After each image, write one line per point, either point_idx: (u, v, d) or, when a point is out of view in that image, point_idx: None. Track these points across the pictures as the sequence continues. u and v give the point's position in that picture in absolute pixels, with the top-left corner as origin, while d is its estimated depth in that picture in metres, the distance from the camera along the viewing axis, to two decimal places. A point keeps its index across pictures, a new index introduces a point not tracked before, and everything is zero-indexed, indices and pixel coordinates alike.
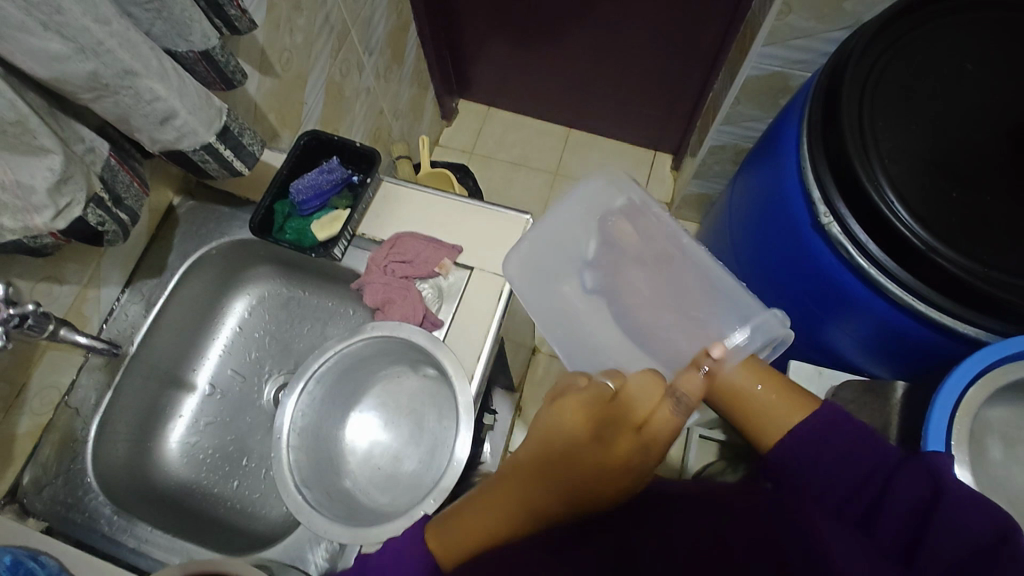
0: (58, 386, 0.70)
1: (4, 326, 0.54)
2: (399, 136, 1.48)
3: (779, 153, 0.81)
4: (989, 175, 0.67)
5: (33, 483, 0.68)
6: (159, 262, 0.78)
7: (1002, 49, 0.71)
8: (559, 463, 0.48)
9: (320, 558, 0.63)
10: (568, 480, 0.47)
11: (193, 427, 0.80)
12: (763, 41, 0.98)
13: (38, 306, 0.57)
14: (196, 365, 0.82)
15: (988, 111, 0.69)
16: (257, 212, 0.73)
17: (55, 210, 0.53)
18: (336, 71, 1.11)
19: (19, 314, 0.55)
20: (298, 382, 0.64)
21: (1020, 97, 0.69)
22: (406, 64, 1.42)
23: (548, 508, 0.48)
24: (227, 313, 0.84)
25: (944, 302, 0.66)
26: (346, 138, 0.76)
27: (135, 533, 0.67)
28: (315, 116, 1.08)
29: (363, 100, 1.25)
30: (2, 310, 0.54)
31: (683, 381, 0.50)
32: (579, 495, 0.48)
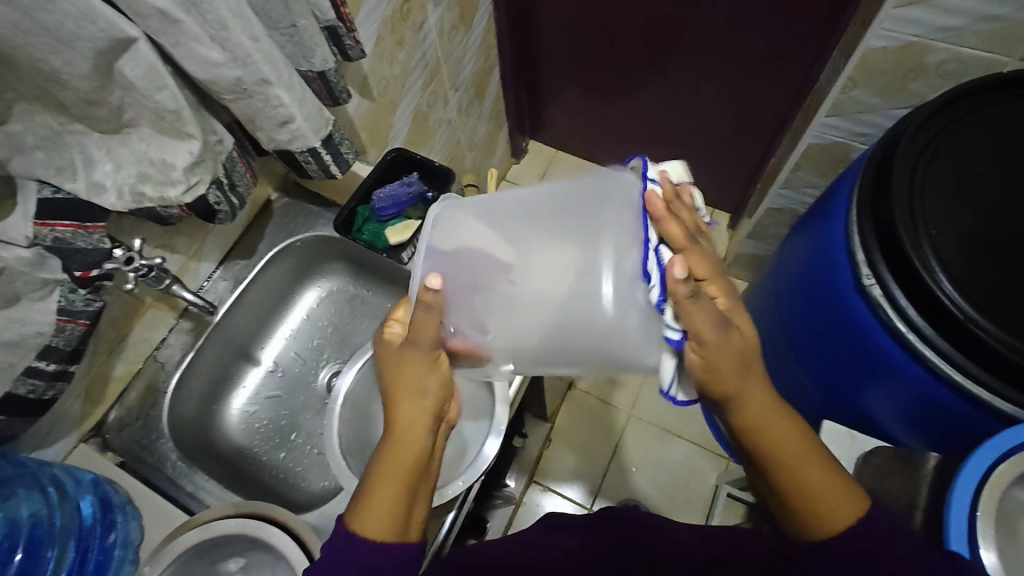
0: (150, 341, 0.80)
1: (136, 273, 0.68)
2: (472, 166, 1.60)
3: (829, 216, 0.84)
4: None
5: (117, 421, 0.77)
6: (251, 247, 0.89)
7: None
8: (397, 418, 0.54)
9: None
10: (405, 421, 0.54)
11: (253, 398, 0.88)
12: (826, 112, 1.03)
13: (161, 263, 0.72)
14: (265, 343, 0.91)
15: None
16: (342, 213, 0.83)
17: (187, 185, 0.64)
18: (424, 102, 1.23)
19: (147, 266, 0.69)
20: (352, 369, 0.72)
21: None
22: (486, 102, 1.55)
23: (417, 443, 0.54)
24: (299, 300, 0.94)
25: (982, 372, 0.67)
26: (428, 157, 0.85)
27: (194, 479, 0.75)
28: (400, 140, 1.19)
29: (444, 130, 1.37)
30: (140, 261, 0.68)
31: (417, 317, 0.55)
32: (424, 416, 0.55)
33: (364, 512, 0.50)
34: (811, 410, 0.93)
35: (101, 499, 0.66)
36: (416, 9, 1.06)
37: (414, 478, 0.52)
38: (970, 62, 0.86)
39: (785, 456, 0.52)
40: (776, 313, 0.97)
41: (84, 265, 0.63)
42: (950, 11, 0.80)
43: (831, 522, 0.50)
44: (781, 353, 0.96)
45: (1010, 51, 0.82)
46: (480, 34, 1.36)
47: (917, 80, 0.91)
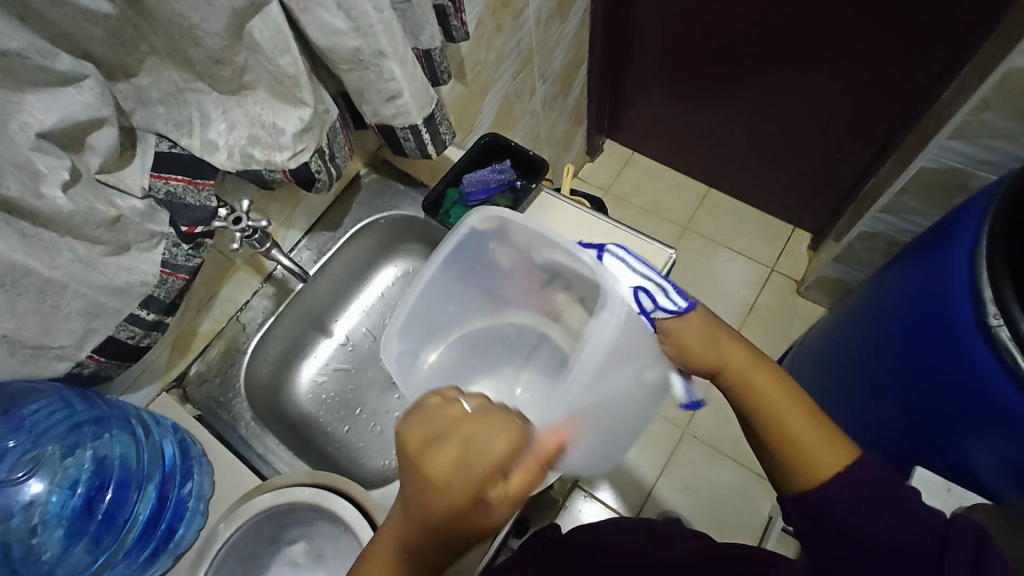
0: (235, 302, 0.82)
1: (242, 234, 0.70)
2: (547, 161, 1.57)
3: (949, 245, 0.78)
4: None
5: (197, 375, 0.79)
6: (337, 219, 0.89)
7: None
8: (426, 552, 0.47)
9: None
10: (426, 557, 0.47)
11: (323, 368, 0.89)
12: (948, 134, 0.95)
13: (266, 226, 0.73)
14: (339, 316, 0.92)
15: None
16: (431, 194, 0.82)
17: (293, 151, 0.64)
18: (512, 90, 1.22)
19: (252, 228, 0.71)
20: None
21: None
22: (570, 97, 1.52)
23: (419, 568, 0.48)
24: (376, 278, 0.94)
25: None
26: (521, 144, 0.84)
27: (264, 442, 0.76)
28: (485, 128, 1.18)
29: (527, 121, 1.35)
30: (247, 221, 0.70)
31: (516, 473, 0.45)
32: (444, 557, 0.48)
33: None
34: (894, 452, 0.87)
35: (180, 449, 0.69)
36: None
37: None
38: None
39: (768, 414, 0.56)
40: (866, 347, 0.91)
41: (191, 221, 0.65)
42: None
43: (814, 473, 0.53)
44: (867, 387, 0.90)
45: None
46: (574, 26, 1.33)
47: None
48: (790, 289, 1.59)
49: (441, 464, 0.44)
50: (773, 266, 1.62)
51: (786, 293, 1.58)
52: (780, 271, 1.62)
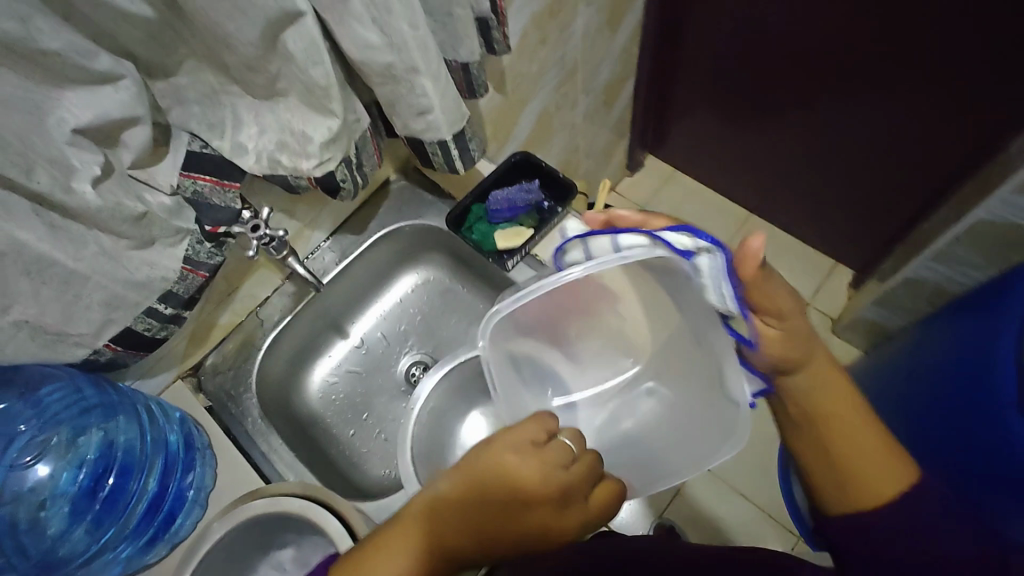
0: (255, 298, 0.83)
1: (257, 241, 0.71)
2: (584, 174, 1.55)
3: (1001, 316, 0.77)
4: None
5: (212, 367, 0.81)
6: (362, 224, 0.90)
7: None
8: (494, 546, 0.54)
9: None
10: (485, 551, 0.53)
11: (335, 369, 0.90)
12: (1011, 188, 0.89)
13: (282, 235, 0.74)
14: (357, 318, 0.92)
15: None
16: (456, 208, 0.82)
17: (319, 160, 0.65)
18: (552, 102, 1.20)
19: (269, 236, 0.72)
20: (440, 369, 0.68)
21: None
22: (613, 111, 1.49)
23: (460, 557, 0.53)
24: (396, 284, 0.94)
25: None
26: (551, 165, 0.82)
27: (268, 441, 0.76)
28: (520, 139, 1.17)
29: (565, 134, 1.33)
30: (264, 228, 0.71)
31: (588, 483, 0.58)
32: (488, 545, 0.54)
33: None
34: None
35: (185, 440, 0.70)
36: (566, 10, 1.03)
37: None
38: None
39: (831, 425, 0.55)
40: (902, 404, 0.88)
41: (215, 221, 0.66)
42: None
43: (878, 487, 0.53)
44: None
45: None
46: (623, 40, 1.30)
47: None
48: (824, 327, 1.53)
49: (524, 460, 0.53)
50: (809, 301, 1.56)
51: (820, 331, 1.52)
52: (815, 307, 1.56)
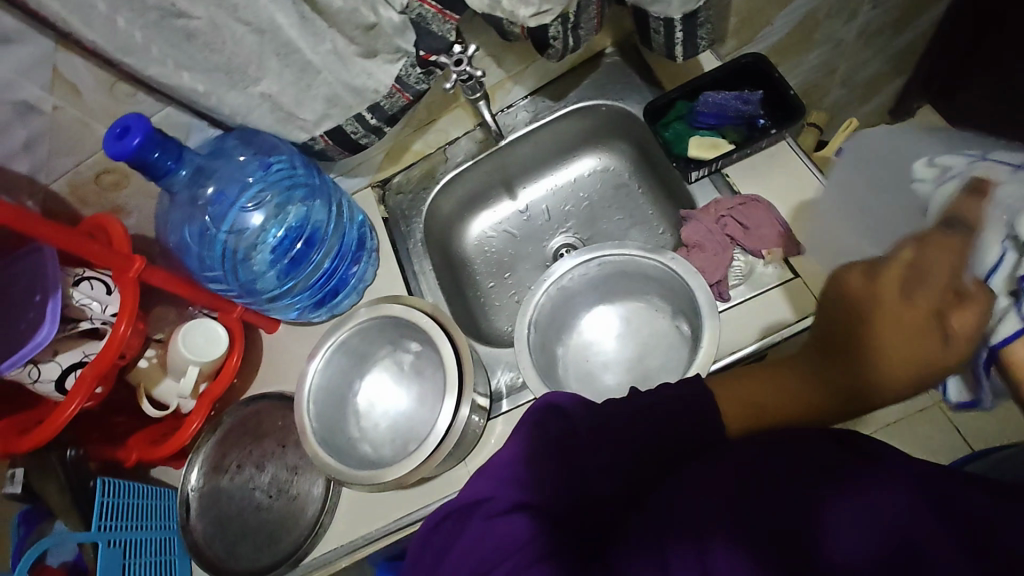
0: (446, 135, 0.89)
1: (457, 78, 0.71)
2: (831, 107, 1.30)
3: None
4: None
5: (397, 185, 0.90)
6: (564, 90, 0.88)
7: None
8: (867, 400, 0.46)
9: (505, 410, 0.71)
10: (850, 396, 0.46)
11: (496, 226, 0.95)
12: None
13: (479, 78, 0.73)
14: (530, 183, 0.95)
15: None
16: (660, 100, 0.76)
17: (536, 10, 0.64)
18: (825, 8, 1.00)
19: (467, 75, 0.71)
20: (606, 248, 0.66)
21: None
22: (901, 37, 1.19)
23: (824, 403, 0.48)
24: (576, 162, 0.93)
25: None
26: (785, 78, 0.71)
27: (420, 263, 0.86)
28: (769, 44, 1.01)
29: (826, 50, 1.11)
30: (465, 68, 0.70)
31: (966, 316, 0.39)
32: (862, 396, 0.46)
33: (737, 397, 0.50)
34: None
35: (358, 239, 0.81)
36: None
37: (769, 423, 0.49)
38: None
39: None
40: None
41: (428, 49, 0.68)
42: None
43: None
44: None
45: None
46: None
47: None
48: None
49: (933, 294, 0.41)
50: None
51: None
52: None
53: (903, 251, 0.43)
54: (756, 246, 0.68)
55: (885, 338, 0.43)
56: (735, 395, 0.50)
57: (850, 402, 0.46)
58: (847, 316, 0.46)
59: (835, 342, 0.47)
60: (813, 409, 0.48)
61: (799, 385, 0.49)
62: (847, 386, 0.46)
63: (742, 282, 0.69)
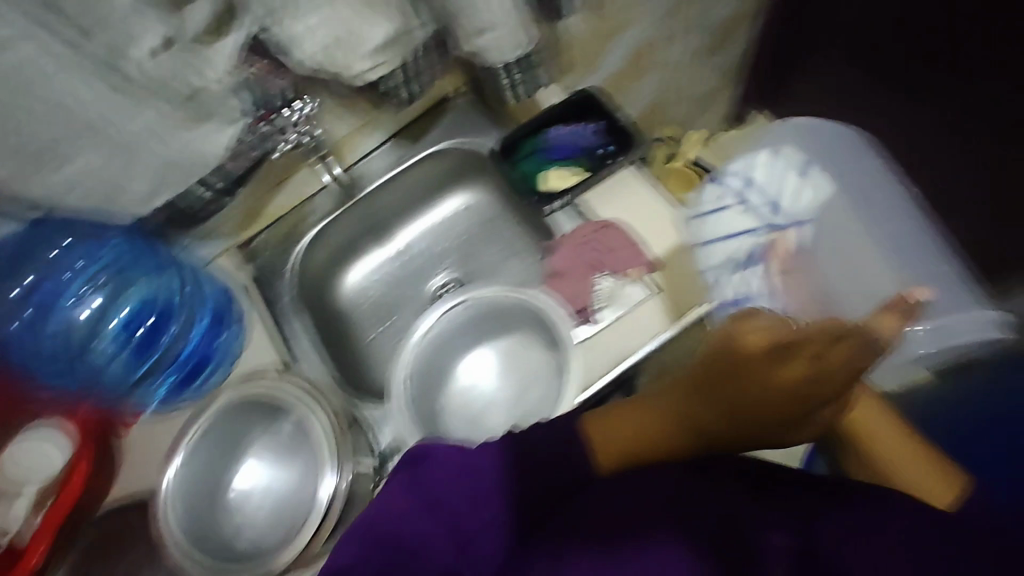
0: (305, 189, 0.86)
1: (296, 140, 0.75)
2: (676, 122, 1.43)
3: None
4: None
5: (262, 245, 0.84)
6: (420, 133, 0.88)
7: None
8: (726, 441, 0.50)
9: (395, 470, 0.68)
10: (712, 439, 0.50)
11: (372, 274, 0.92)
12: None
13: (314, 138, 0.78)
14: (401, 227, 0.93)
15: None
16: (509, 138, 0.79)
17: (372, 65, 0.63)
18: (652, 37, 1.10)
19: (301, 138, 0.75)
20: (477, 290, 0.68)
21: None
22: (723, 55, 1.34)
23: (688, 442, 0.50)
24: (444, 202, 0.93)
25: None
26: (619, 110, 0.77)
27: (293, 325, 0.81)
28: (608, 72, 1.08)
29: (662, 73, 1.22)
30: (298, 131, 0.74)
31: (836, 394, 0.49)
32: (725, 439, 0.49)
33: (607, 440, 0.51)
34: None
35: (217, 312, 0.76)
36: None
37: (636, 455, 0.50)
38: None
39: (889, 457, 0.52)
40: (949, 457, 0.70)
41: (265, 108, 0.69)
42: None
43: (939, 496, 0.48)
44: None
45: None
46: None
47: None
48: None
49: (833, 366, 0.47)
50: None
51: None
52: None
53: (813, 340, 0.46)
54: (613, 268, 0.72)
55: (779, 404, 0.47)
56: (610, 441, 0.50)
57: (707, 447, 0.50)
58: (757, 376, 0.47)
59: (709, 392, 0.49)
60: (678, 454, 0.51)
61: (664, 426, 0.51)
62: (710, 432, 0.49)
63: (608, 303, 0.72)
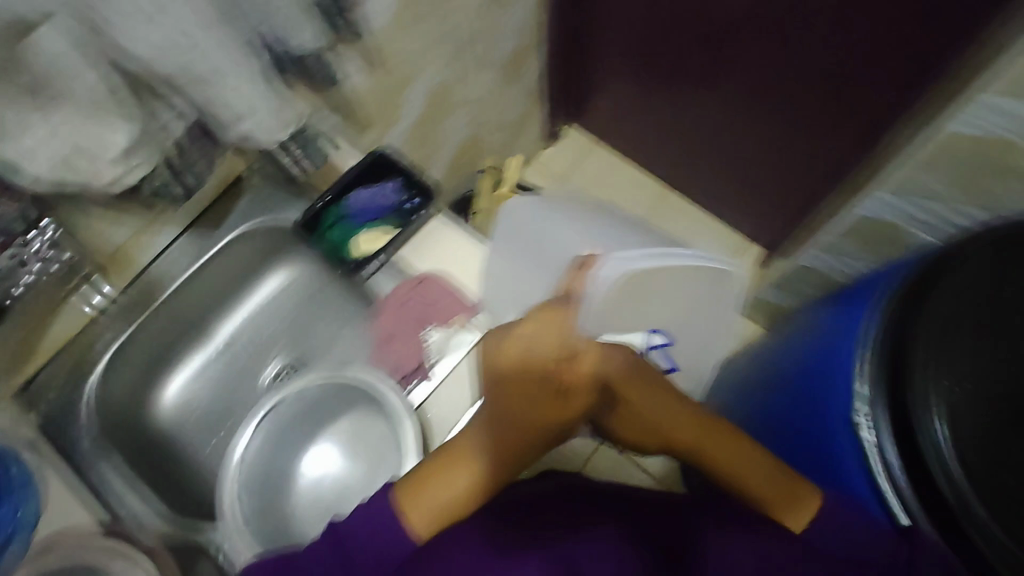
0: (89, 309, 0.76)
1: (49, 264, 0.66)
2: (495, 149, 1.49)
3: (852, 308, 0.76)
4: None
5: (43, 382, 0.73)
6: (216, 221, 0.82)
7: None
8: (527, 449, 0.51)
9: None
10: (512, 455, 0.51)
11: (194, 379, 0.85)
12: (887, 188, 0.88)
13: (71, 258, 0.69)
14: (219, 321, 0.88)
15: None
16: (308, 213, 0.77)
17: (120, 169, 0.59)
18: (447, 79, 1.12)
19: (53, 260, 0.66)
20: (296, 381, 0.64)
21: None
22: (523, 83, 1.41)
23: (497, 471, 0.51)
24: (261, 286, 0.88)
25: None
26: (410, 164, 0.78)
27: (103, 466, 0.72)
28: (411, 120, 1.09)
29: (466, 110, 1.26)
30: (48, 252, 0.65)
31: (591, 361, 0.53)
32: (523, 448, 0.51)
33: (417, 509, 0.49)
34: None
35: None
36: None
37: (457, 510, 0.49)
38: None
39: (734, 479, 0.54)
40: (750, 416, 0.91)
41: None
42: None
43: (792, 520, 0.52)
44: None
45: None
46: (524, 10, 1.22)
47: (997, 180, 0.77)
48: None
49: (546, 346, 0.52)
50: None
51: None
52: None
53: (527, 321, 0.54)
54: (438, 319, 0.73)
55: (534, 389, 0.51)
56: (430, 507, 0.49)
57: (516, 464, 0.51)
58: (505, 378, 0.51)
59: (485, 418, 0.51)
60: (493, 482, 0.50)
61: (470, 475, 0.50)
62: (506, 449, 0.50)
63: (442, 356, 0.71)
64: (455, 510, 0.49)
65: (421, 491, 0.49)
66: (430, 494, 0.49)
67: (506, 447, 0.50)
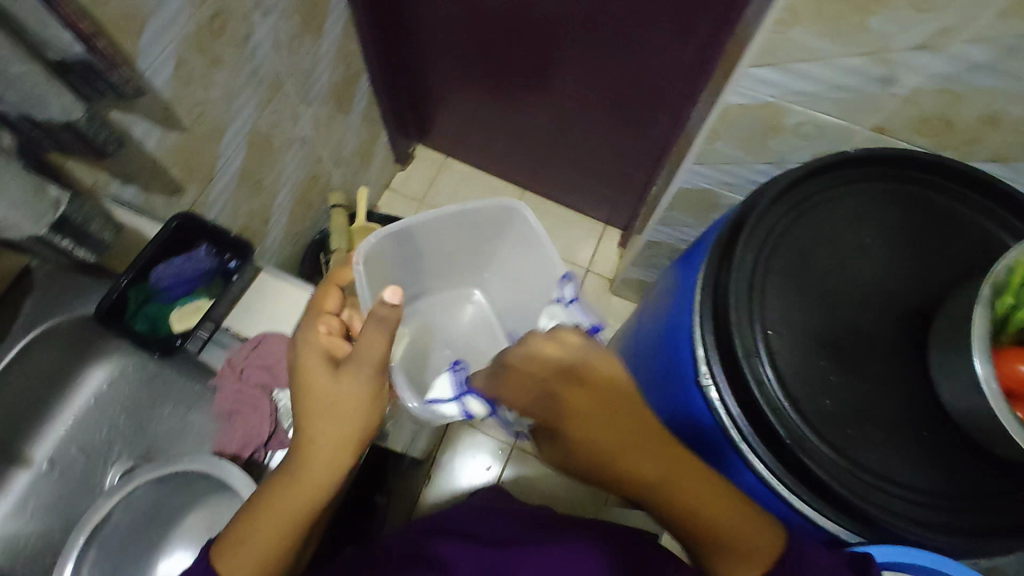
0: None
1: None
2: (340, 183, 1.45)
3: (684, 278, 0.81)
4: (874, 371, 0.68)
5: None
6: None
7: (903, 238, 0.74)
8: (331, 457, 0.56)
9: None
10: (320, 468, 0.55)
11: (18, 511, 0.70)
12: (694, 159, 0.96)
13: None
14: (35, 437, 0.73)
15: (863, 300, 0.71)
16: (106, 299, 0.68)
17: None
18: (263, 122, 1.06)
19: None
20: (144, 475, 0.61)
21: (905, 280, 0.72)
22: (354, 112, 1.38)
23: (314, 494, 0.55)
24: (80, 385, 0.75)
25: (837, 522, 0.65)
26: (221, 224, 0.76)
27: None
28: (231, 171, 1.02)
29: (295, 150, 1.20)
30: None
31: (364, 349, 0.56)
32: (325, 456, 0.56)
33: (225, 555, 0.51)
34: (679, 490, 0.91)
35: None
36: (236, 20, 0.88)
37: (285, 542, 0.53)
38: (825, 124, 0.81)
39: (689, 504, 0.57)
40: (636, 399, 0.93)
41: None
42: (805, 76, 0.75)
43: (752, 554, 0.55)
44: None
45: (859, 120, 0.78)
46: (334, 41, 1.19)
47: (777, 137, 0.86)
48: (604, 289, 1.61)
49: (314, 352, 0.59)
50: (588, 268, 1.62)
51: (600, 295, 1.60)
52: (594, 271, 1.63)
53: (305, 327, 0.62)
54: (283, 381, 0.72)
55: (317, 392, 0.57)
56: (233, 551, 0.52)
57: (328, 475, 0.56)
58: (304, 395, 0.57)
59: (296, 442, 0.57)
60: (313, 503, 0.54)
61: (283, 502, 0.54)
62: (305, 465, 0.55)
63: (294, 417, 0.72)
64: (283, 547, 0.53)
65: (236, 548, 0.52)
66: (248, 549, 0.52)
67: (311, 468, 0.55)
